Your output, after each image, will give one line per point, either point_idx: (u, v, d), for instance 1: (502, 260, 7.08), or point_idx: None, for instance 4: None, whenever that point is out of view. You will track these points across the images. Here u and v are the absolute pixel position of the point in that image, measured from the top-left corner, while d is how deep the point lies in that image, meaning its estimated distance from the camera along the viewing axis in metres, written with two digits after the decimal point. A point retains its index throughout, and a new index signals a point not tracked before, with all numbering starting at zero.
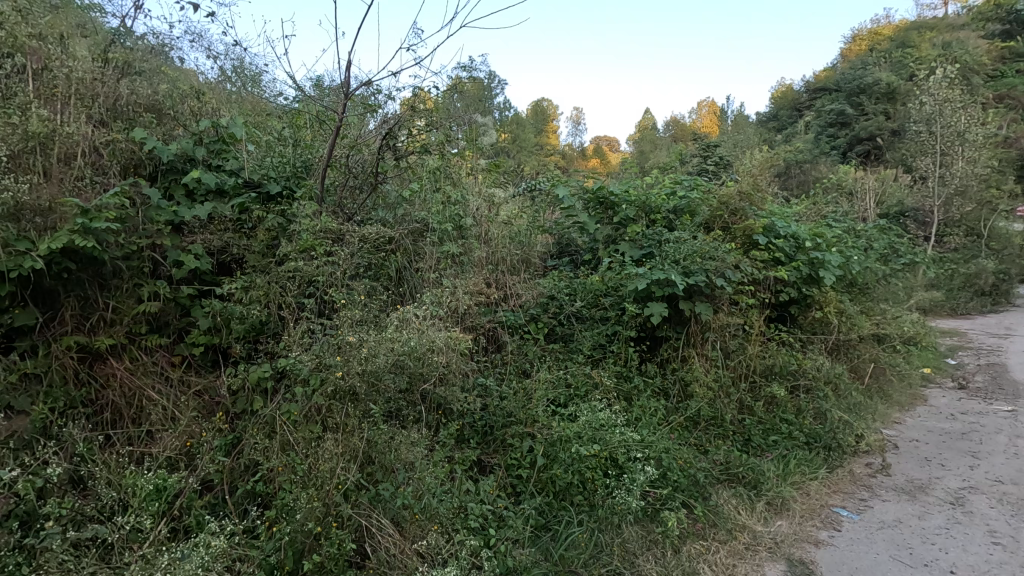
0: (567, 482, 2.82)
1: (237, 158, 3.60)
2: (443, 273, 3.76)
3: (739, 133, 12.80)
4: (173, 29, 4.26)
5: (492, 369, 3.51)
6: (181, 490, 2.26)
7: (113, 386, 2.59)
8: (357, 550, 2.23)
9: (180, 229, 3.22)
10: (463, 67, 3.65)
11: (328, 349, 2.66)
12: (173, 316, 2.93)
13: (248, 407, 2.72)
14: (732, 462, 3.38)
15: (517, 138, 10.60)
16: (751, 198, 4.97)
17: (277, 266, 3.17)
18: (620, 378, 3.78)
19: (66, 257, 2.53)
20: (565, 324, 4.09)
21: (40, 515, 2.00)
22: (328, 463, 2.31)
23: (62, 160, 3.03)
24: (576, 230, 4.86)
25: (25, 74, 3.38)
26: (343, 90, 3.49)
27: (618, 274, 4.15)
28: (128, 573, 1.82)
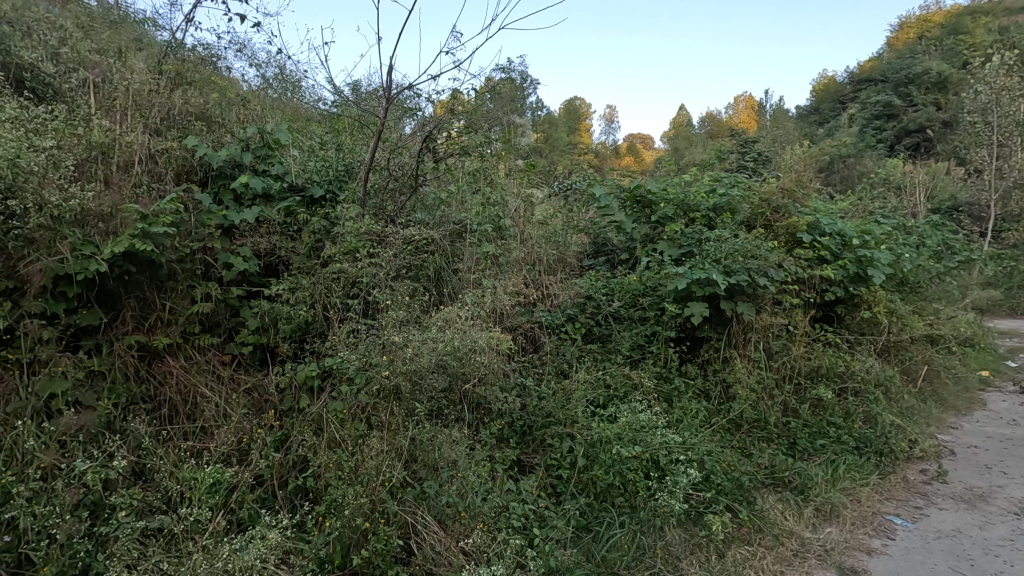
0: (608, 483, 2.81)
1: (283, 163, 3.74)
2: (482, 273, 3.78)
3: (780, 129, 12.18)
4: (218, 40, 4.42)
5: (530, 368, 3.51)
6: (236, 485, 2.35)
7: (170, 383, 2.71)
8: (403, 546, 2.27)
9: (230, 232, 3.34)
10: (502, 68, 3.67)
11: (374, 349, 2.73)
12: (224, 316, 3.05)
13: (296, 405, 2.80)
14: (778, 466, 3.29)
15: (549, 138, 10.56)
16: (794, 194, 4.84)
17: (322, 267, 3.26)
18: (659, 379, 3.74)
19: (128, 260, 2.66)
20: (603, 324, 4.06)
21: (108, 505, 2.12)
22: (374, 461, 2.37)
23: (122, 168, 3.19)
24: (613, 229, 4.83)
25: (88, 88, 3.58)
26: (383, 96, 3.60)
27: (658, 273, 4.11)
28: (191, 562, 1.91)
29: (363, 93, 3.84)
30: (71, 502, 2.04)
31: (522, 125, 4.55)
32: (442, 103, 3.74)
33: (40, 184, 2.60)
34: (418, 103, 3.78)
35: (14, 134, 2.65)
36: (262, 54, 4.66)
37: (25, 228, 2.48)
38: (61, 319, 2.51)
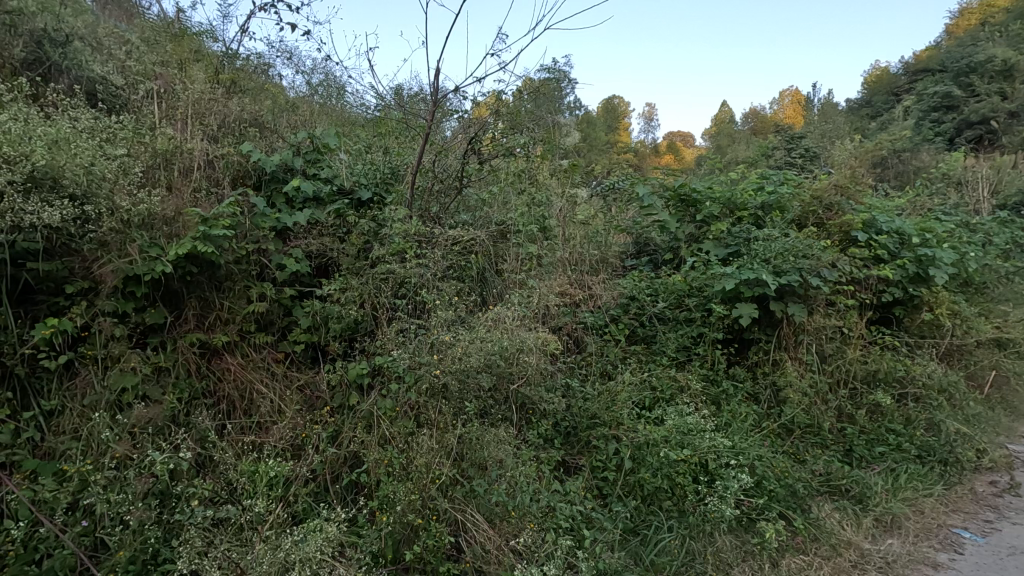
0: (656, 486, 2.77)
1: (331, 167, 3.82)
2: (527, 274, 3.80)
3: (830, 123, 11.73)
4: (269, 48, 4.60)
5: (575, 369, 3.50)
6: (293, 478, 2.43)
7: (228, 380, 2.82)
8: (453, 543, 2.31)
9: (283, 234, 3.46)
10: (548, 69, 3.69)
11: (423, 349, 2.79)
12: (277, 316, 3.15)
13: (346, 402, 2.87)
14: (835, 474, 3.17)
15: (588, 137, 10.45)
16: (848, 191, 4.66)
17: (370, 268, 3.34)
18: (706, 382, 3.66)
19: (190, 262, 2.78)
20: (647, 325, 4.00)
21: (175, 494, 2.23)
22: (424, 458, 2.41)
23: (183, 173, 3.35)
24: (656, 229, 4.76)
25: (152, 98, 3.78)
26: (432, 98, 3.67)
27: (704, 274, 4.02)
28: (255, 552, 1.99)
29: (405, 97, 3.88)
30: (142, 490, 2.16)
31: (564, 125, 4.54)
32: (484, 104, 3.74)
33: (112, 190, 2.76)
34: (457, 104, 3.78)
35: (89, 143, 2.82)
36: (309, 61, 4.83)
37: (99, 231, 2.64)
38: (131, 317, 2.65)
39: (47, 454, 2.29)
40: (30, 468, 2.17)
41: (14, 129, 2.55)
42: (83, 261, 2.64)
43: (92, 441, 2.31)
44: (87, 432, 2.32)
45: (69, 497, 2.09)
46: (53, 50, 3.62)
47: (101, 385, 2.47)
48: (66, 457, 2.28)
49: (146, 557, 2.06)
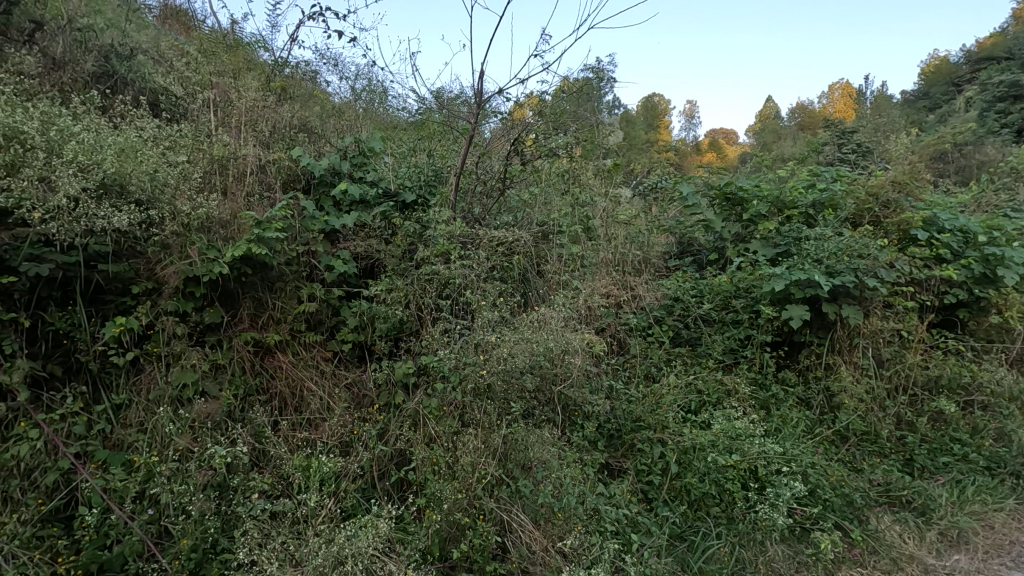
0: (703, 492, 2.72)
1: (376, 170, 3.90)
2: (570, 274, 3.78)
3: (885, 116, 11.16)
4: (315, 56, 4.75)
5: (619, 371, 3.45)
6: (343, 474, 2.49)
7: (281, 377, 2.92)
8: (499, 543, 2.32)
9: (331, 236, 3.55)
10: (593, 68, 3.68)
11: (468, 349, 2.82)
12: (326, 315, 3.23)
13: (392, 401, 2.92)
14: (894, 484, 3.03)
15: (628, 135, 10.27)
16: (906, 187, 4.44)
17: (415, 269, 3.39)
18: (755, 386, 3.55)
19: (245, 263, 2.90)
20: (691, 327, 3.92)
21: (232, 486, 2.33)
22: (470, 458, 2.43)
23: (237, 178, 3.49)
24: (700, 229, 4.66)
25: (209, 107, 3.96)
26: (474, 101, 3.68)
27: (751, 274, 3.91)
28: (311, 545, 2.07)
29: (446, 99, 3.91)
30: (202, 482, 2.26)
31: (606, 124, 4.50)
32: (522, 104, 3.72)
33: (173, 196, 2.90)
34: (495, 107, 3.77)
35: (154, 151, 2.98)
36: (353, 68, 4.96)
37: (162, 235, 2.78)
38: (191, 316, 2.78)
39: (116, 445, 2.42)
40: (102, 458, 2.30)
41: (87, 139, 2.72)
42: (146, 263, 2.77)
43: (156, 434, 2.43)
44: (151, 426, 2.44)
45: (137, 487, 2.20)
46: (120, 64, 3.88)
47: (164, 381, 2.59)
48: (133, 449, 2.41)
49: (206, 546, 2.15)
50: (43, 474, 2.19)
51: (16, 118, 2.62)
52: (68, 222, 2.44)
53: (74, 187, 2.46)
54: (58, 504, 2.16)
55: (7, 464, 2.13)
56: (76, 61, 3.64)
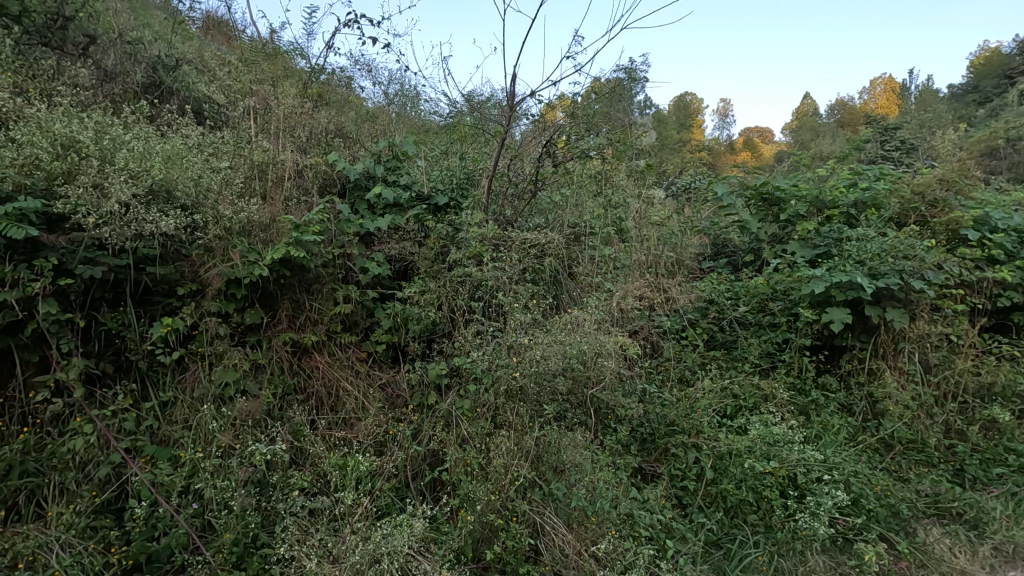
0: (740, 499, 2.66)
1: (410, 173, 3.96)
2: (603, 277, 3.75)
3: (932, 111, 10.71)
4: (350, 62, 4.84)
5: (653, 374, 3.41)
6: (378, 473, 2.54)
7: (317, 377, 2.99)
8: (532, 545, 2.32)
9: (366, 239, 3.62)
10: (625, 69, 3.64)
11: (501, 351, 2.83)
12: (361, 316, 3.29)
13: (425, 401, 2.96)
14: (943, 495, 2.90)
15: (660, 135, 10.11)
16: (955, 185, 4.25)
17: (447, 271, 3.42)
18: (793, 391, 3.46)
19: (284, 266, 2.97)
20: (726, 330, 3.84)
21: (272, 483, 2.39)
22: (502, 460, 2.44)
23: (276, 183, 3.58)
24: (736, 230, 4.56)
25: (249, 114, 4.07)
26: (507, 104, 3.66)
27: (790, 276, 3.81)
28: (349, 542, 2.11)
29: (477, 102, 3.93)
30: (244, 478, 2.33)
31: (639, 125, 4.45)
32: (552, 104, 3.70)
33: (216, 201, 3.00)
34: (524, 108, 3.73)
35: (198, 158, 3.09)
36: (386, 73, 5.04)
37: (206, 238, 2.87)
38: (233, 317, 2.87)
39: (164, 440, 2.52)
40: (150, 453, 2.39)
41: (136, 147, 2.83)
42: (191, 265, 2.87)
43: (200, 431, 2.52)
44: (196, 422, 2.53)
45: (183, 481, 2.28)
46: (166, 75, 4.03)
47: (208, 380, 2.68)
48: (178, 444, 2.50)
49: (248, 541, 2.21)
50: (96, 467, 2.29)
51: (72, 128, 2.75)
52: (119, 226, 2.55)
53: (125, 193, 2.56)
54: (109, 496, 2.25)
55: (64, 457, 2.24)
56: (126, 72, 3.80)
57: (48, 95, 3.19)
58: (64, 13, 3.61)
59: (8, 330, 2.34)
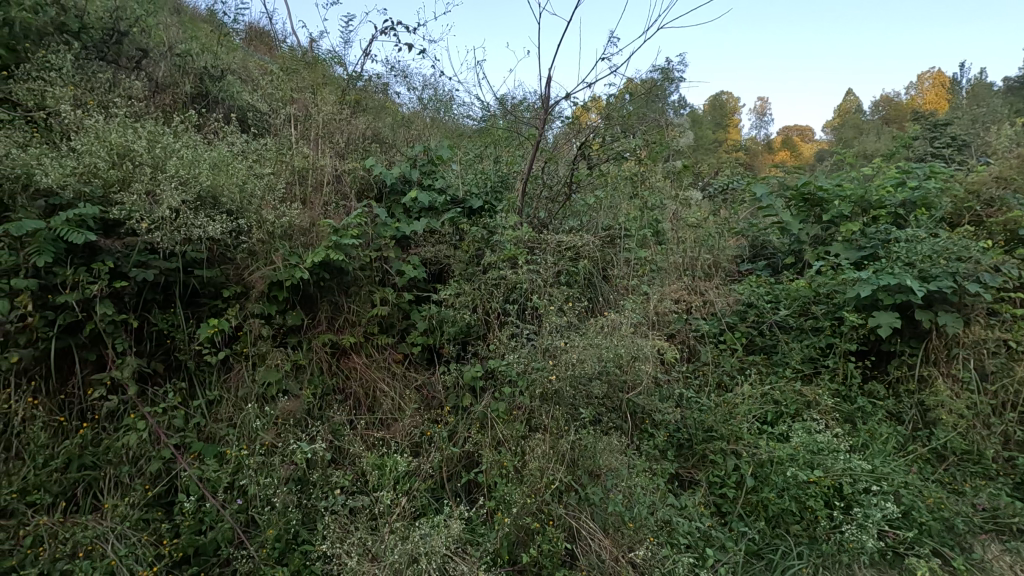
0: (782, 508, 2.58)
1: (444, 177, 4.00)
2: (640, 280, 3.70)
3: (987, 106, 10.18)
4: (386, 69, 4.93)
5: (690, 379, 3.34)
6: (415, 473, 2.57)
7: (355, 377, 3.05)
8: (568, 549, 2.32)
9: (402, 243, 3.67)
10: (661, 69, 3.60)
11: (537, 354, 2.83)
12: (397, 319, 3.34)
13: (460, 403, 2.98)
14: (1003, 510, 2.75)
15: (696, 135, 9.93)
16: (1014, 183, 4.03)
17: (482, 274, 3.44)
18: (838, 398, 3.34)
19: (324, 269, 3.05)
20: (766, 334, 3.74)
21: (312, 481, 2.45)
22: (538, 463, 2.43)
23: (315, 188, 3.67)
24: (776, 231, 4.44)
25: (290, 122, 4.19)
26: (543, 106, 3.65)
27: (834, 279, 3.68)
28: (388, 541, 2.15)
29: (510, 105, 3.95)
30: (285, 475, 2.39)
31: (675, 125, 4.39)
32: (584, 106, 3.69)
33: (259, 206, 3.10)
34: (558, 112, 3.75)
35: (243, 164, 3.20)
36: (420, 78, 5.11)
37: (249, 242, 2.97)
38: (275, 318, 2.95)
39: (210, 437, 2.60)
40: (198, 449, 2.48)
41: (186, 155, 2.95)
42: (236, 268, 2.97)
43: (244, 428, 2.60)
44: (240, 420, 2.61)
45: (228, 477, 2.35)
46: (212, 85, 4.19)
47: (252, 379, 2.77)
48: (224, 442, 2.58)
49: (289, 537, 2.27)
50: (147, 461, 2.39)
51: (127, 138, 2.88)
52: (170, 231, 2.66)
53: (176, 199, 2.67)
54: (160, 489, 2.34)
55: (118, 452, 2.34)
56: (175, 84, 3.96)
57: (104, 107, 3.36)
58: (119, 29, 3.79)
59: (68, 330, 2.48)
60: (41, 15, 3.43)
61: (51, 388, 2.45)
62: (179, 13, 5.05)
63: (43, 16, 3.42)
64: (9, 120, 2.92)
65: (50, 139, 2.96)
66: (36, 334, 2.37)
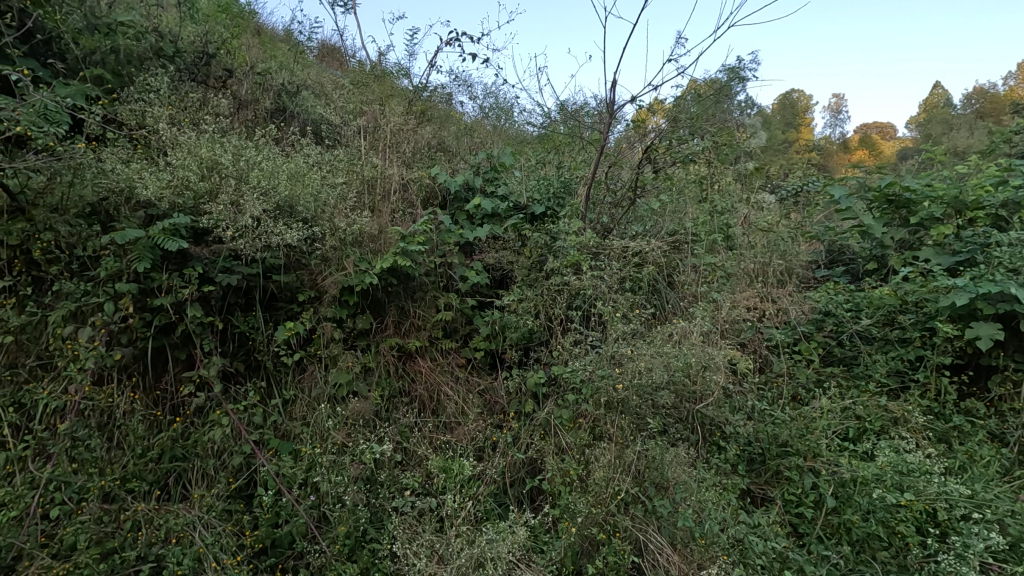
0: (867, 533, 2.41)
1: (507, 184, 4.03)
2: (710, 286, 3.56)
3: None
4: (450, 79, 5.02)
5: (763, 390, 3.19)
6: (480, 477, 2.59)
7: (420, 381, 3.12)
8: (635, 563, 2.27)
9: (466, 249, 3.74)
10: (728, 69, 3.52)
11: (602, 361, 2.79)
12: (460, 324, 3.40)
13: (523, 409, 2.99)
14: None
15: (766, 134, 9.50)
16: None
17: (545, 280, 3.44)
18: (929, 416, 3.08)
19: (392, 275, 3.16)
20: (846, 344, 3.51)
21: (380, 481, 2.52)
22: (604, 472, 2.40)
23: (384, 196, 3.79)
24: (856, 236, 4.17)
25: (360, 133, 4.34)
26: (608, 111, 3.62)
27: (924, 286, 3.41)
28: (454, 545, 2.18)
29: (571, 111, 3.95)
30: (355, 474, 2.48)
31: (744, 126, 4.26)
32: (646, 108, 3.63)
33: (332, 214, 3.24)
34: (621, 113, 3.70)
35: (317, 175, 3.36)
36: (482, 86, 5.19)
37: (323, 249, 3.10)
38: (346, 322, 3.07)
39: (286, 435, 2.73)
40: (275, 446, 2.60)
41: (266, 167, 3.13)
42: (310, 274, 3.11)
43: (316, 427, 2.70)
44: (314, 420, 2.72)
45: (302, 474, 2.45)
46: (289, 100, 4.42)
47: (324, 380, 2.89)
48: (298, 439, 2.69)
49: (358, 535, 2.34)
50: (230, 455, 2.53)
51: (215, 152, 3.08)
52: (252, 239, 2.82)
53: (258, 208, 2.83)
54: (241, 483, 2.49)
55: (205, 445, 2.50)
56: (256, 100, 4.22)
57: (195, 123, 3.62)
58: (208, 51, 4.07)
59: (163, 331, 2.68)
60: (143, 41, 3.75)
61: (147, 383, 2.65)
62: (259, 33, 5.38)
63: (144, 42, 3.74)
64: (115, 138, 3.20)
65: (149, 154, 3.22)
66: (135, 334, 2.58)
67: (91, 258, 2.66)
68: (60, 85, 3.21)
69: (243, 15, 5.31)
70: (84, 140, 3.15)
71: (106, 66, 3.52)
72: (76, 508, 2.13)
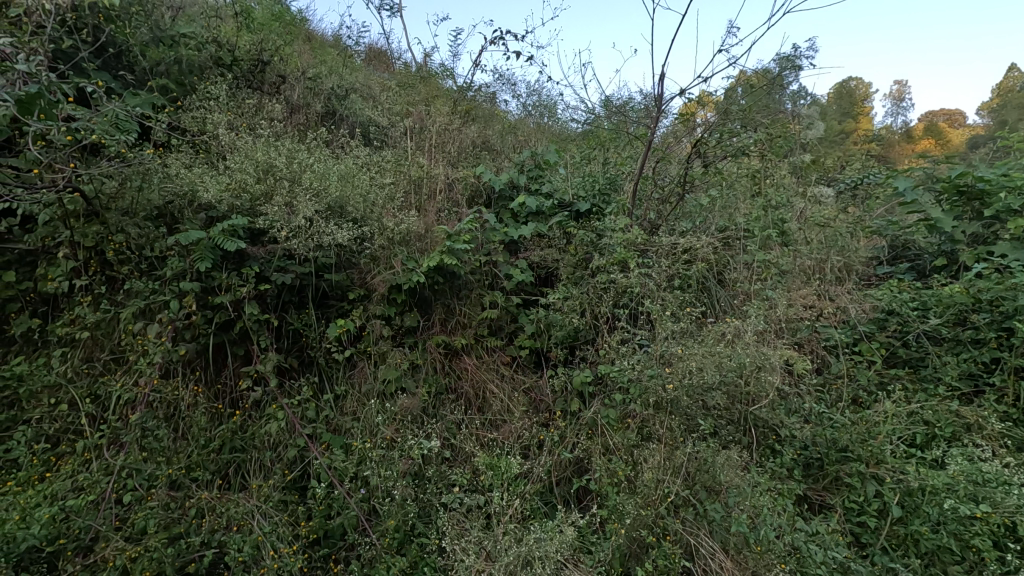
0: (937, 545, 2.27)
1: (552, 182, 4.01)
2: (763, 284, 3.43)
3: None
4: (494, 77, 5.04)
5: (821, 393, 3.05)
6: (527, 475, 2.59)
7: (467, 378, 3.14)
8: (686, 566, 2.22)
9: (511, 247, 3.74)
10: (783, 57, 3.35)
11: (650, 361, 2.73)
12: (506, 322, 3.41)
13: (569, 408, 2.98)
14: None
15: (823, 125, 9.11)
16: None
17: (591, 277, 3.40)
18: (1007, 422, 2.87)
19: (439, 274, 3.19)
20: (913, 344, 3.31)
21: (428, 476, 2.56)
22: (653, 474, 2.35)
23: (430, 195, 3.84)
24: (923, 230, 3.94)
25: (406, 134, 4.39)
26: (656, 105, 3.50)
27: (1000, 284, 3.18)
28: (502, 541, 2.19)
29: (616, 106, 3.89)
30: (404, 469, 2.52)
31: (798, 117, 4.09)
32: (695, 101, 3.51)
33: (380, 214, 3.31)
34: (668, 107, 3.56)
35: (366, 176, 3.43)
36: (526, 85, 5.19)
37: (372, 248, 3.17)
38: (394, 320, 3.12)
39: (337, 429, 2.81)
40: (327, 440, 2.68)
41: (318, 169, 3.22)
42: (360, 272, 3.19)
43: (366, 423, 2.76)
44: (364, 415, 2.79)
45: (353, 467, 2.51)
46: (338, 103, 4.54)
47: (374, 376, 2.95)
48: (349, 434, 2.76)
49: (407, 528, 2.38)
50: (285, 448, 2.62)
51: (270, 155, 3.19)
52: (305, 239, 2.91)
53: (309, 209, 2.91)
54: (296, 474, 2.57)
55: (262, 438, 2.59)
56: (307, 104, 4.35)
57: (252, 128, 3.76)
58: (263, 58, 4.23)
59: (223, 328, 2.80)
60: (203, 51, 3.92)
61: (209, 378, 2.78)
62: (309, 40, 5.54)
63: (204, 52, 3.91)
64: (179, 144, 3.36)
65: (209, 159, 3.36)
66: (198, 330, 2.70)
67: (158, 258, 2.81)
68: (130, 95, 3.40)
69: (295, 23, 5.48)
70: (151, 147, 3.33)
71: (170, 76, 3.71)
72: (146, 495, 2.25)
